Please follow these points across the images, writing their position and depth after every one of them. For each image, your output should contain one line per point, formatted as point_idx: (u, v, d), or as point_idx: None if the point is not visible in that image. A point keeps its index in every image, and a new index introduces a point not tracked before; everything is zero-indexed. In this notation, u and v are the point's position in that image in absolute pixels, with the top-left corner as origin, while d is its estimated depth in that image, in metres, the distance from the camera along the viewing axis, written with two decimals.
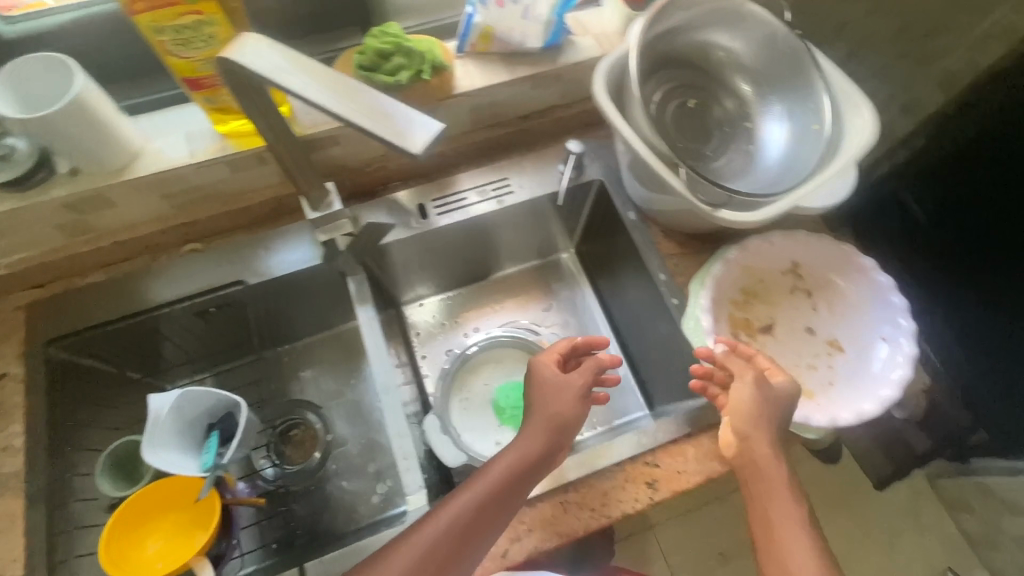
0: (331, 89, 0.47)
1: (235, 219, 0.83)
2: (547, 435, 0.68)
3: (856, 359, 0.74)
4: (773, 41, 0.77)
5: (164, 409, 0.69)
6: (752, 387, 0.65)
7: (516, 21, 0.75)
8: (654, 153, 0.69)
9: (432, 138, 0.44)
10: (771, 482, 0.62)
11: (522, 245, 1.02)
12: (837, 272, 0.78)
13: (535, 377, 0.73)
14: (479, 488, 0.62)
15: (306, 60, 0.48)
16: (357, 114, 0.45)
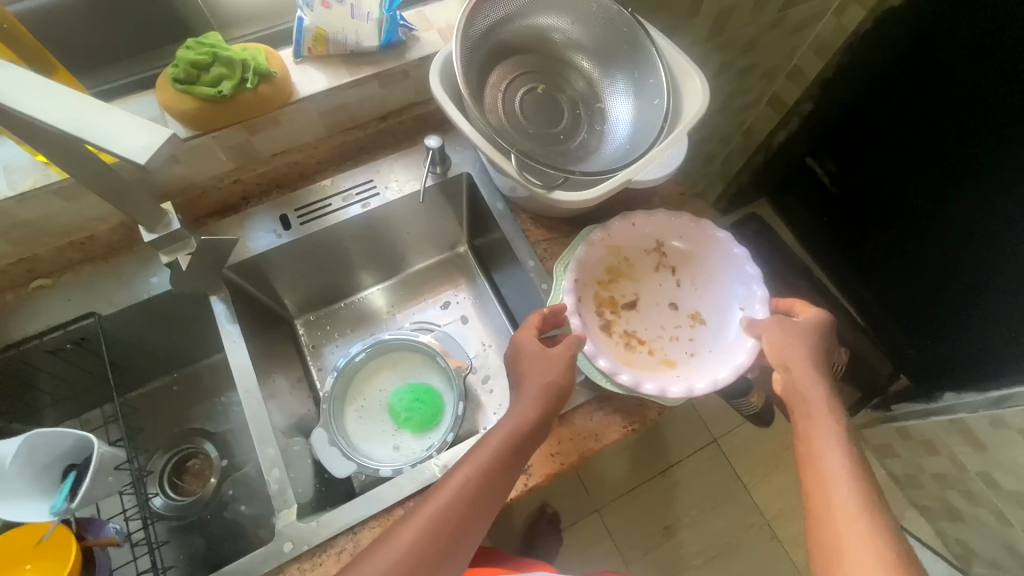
0: (65, 106, 0.44)
1: (83, 249, 0.80)
2: (529, 413, 0.64)
3: (716, 330, 0.76)
4: (609, 20, 0.78)
5: (7, 459, 0.66)
6: (778, 325, 0.70)
7: (346, 21, 0.74)
8: (487, 140, 0.69)
9: (159, 149, 0.42)
10: (811, 407, 0.66)
11: (407, 244, 1.00)
12: (698, 248, 0.80)
13: (522, 353, 0.69)
14: (462, 477, 0.61)
15: (37, 79, 0.45)
16: (82, 126, 0.43)
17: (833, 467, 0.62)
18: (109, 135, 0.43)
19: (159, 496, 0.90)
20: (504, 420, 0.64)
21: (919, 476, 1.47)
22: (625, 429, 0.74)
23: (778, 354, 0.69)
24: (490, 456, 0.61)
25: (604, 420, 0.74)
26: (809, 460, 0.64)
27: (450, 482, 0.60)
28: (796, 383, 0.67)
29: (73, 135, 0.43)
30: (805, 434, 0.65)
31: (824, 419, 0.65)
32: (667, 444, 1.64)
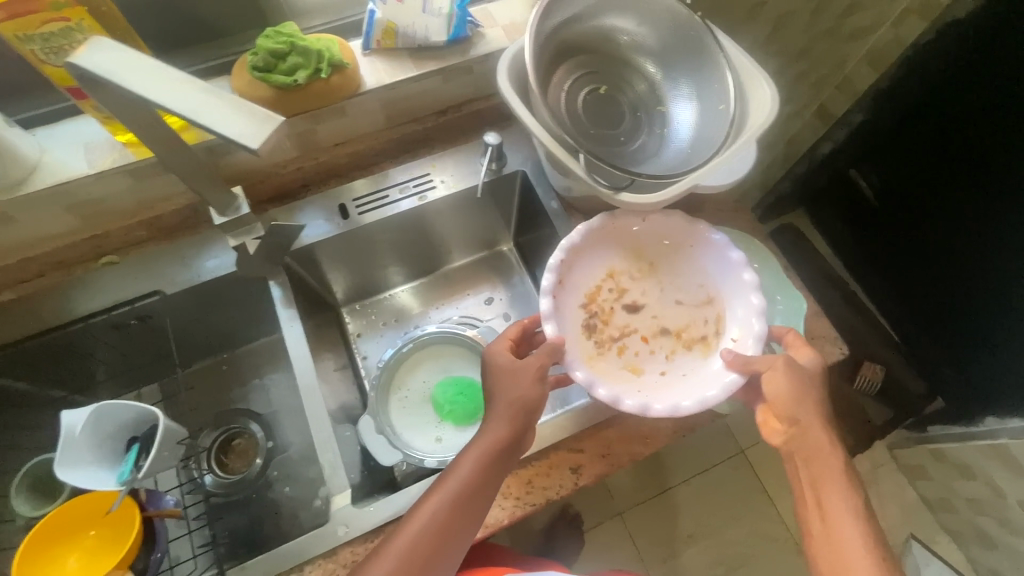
0: (173, 87, 0.46)
1: (150, 228, 0.82)
2: (497, 435, 0.64)
3: (707, 357, 0.71)
4: (677, 22, 0.77)
5: (78, 425, 0.68)
6: (787, 373, 0.63)
7: (416, 15, 0.76)
8: (554, 139, 0.69)
9: (268, 135, 0.43)
10: (817, 451, 0.63)
11: (457, 239, 1.01)
12: (699, 261, 0.75)
13: (493, 367, 0.68)
14: (433, 505, 0.61)
15: (145, 58, 0.47)
16: (197, 112, 0.44)
17: (846, 537, 0.59)
18: (216, 116, 0.44)
19: (207, 474, 0.90)
20: (473, 444, 0.64)
21: (953, 499, 1.44)
22: (675, 433, 0.74)
23: (789, 400, 0.63)
24: (460, 483, 0.62)
25: (653, 424, 0.74)
26: (819, 524, 0.61)
27: (420, 511, 0.61)
28: (810, 442, 0.63)
29: (181, 115, 0.44)
30: (815, 497, 0.62)
31: (836, 483, 0.62)
32: (693, 451, 1.63)
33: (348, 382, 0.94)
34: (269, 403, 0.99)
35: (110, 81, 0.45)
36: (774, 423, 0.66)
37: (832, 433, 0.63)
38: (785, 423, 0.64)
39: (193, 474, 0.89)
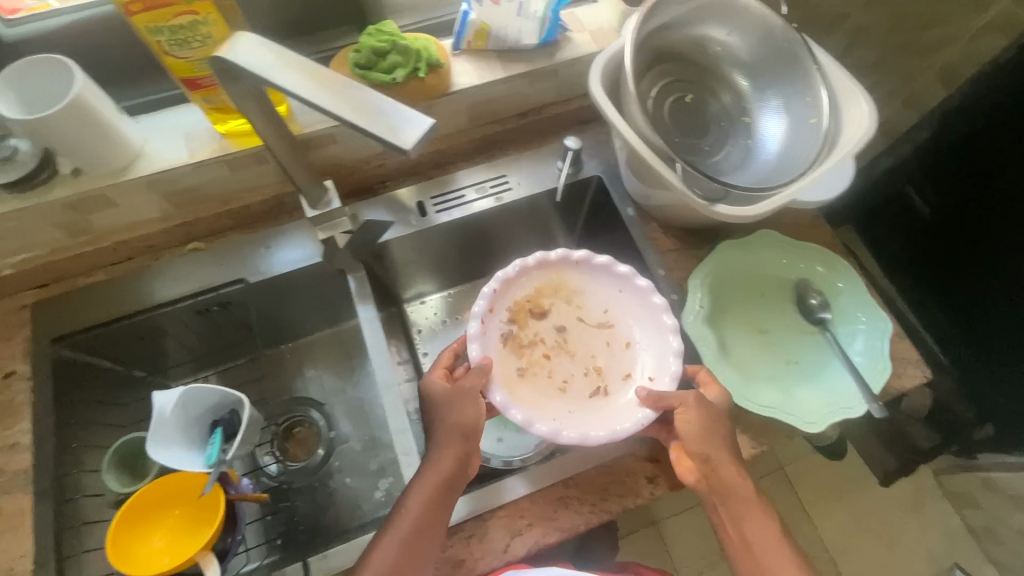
0: (323, 84, 0.46)
1: (236, 218, 0.84)
2: (443, 466, 0.64)
3: (611, 395, 0.72)
4: (772, 35, 0.76)
5: (168, 407, 0.70)
6: (697, 408, 0.65)
7: (511, 18, 0.76)
8: (648, 147, 0.70)
9: (422, 135, 0.42)
10: (746, 498, 0.65)
11: (518, 242, 0.98)
12: (617, 302, 0.77)
13: (426, 396, 0.69)
14: (389, 546, 0.61)
15: (295, 58, 0.47)
16: (346, 110, 0.44)
17: (771, 561, 0.62)
18: (370, 118, 0.44)
19: (272, 461, 0.88)
20: (420, 477, 0.65)
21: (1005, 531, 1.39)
22: (753, 449, 0.72)
23: (697, 435, 0.64)
24: (412, 517, 0.62)
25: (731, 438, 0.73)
26: (744, 552, 0.64)
27: (377, 553, 0.61)
28: (721, 475, 0.64)
29: (334, 116, 0.45)
30: (736, 526, 0.65)
31: (751, 509, 0.64)
32: None
33: (412, 380, 0.88)
34: (342, 392, 0.94)
35: (267, 81, 0.46)
36: (686, 457, 0.67)
37: (746, 473, 0.65)
38: (695, 458, 0.65)
39: (260, 462, 0.88)
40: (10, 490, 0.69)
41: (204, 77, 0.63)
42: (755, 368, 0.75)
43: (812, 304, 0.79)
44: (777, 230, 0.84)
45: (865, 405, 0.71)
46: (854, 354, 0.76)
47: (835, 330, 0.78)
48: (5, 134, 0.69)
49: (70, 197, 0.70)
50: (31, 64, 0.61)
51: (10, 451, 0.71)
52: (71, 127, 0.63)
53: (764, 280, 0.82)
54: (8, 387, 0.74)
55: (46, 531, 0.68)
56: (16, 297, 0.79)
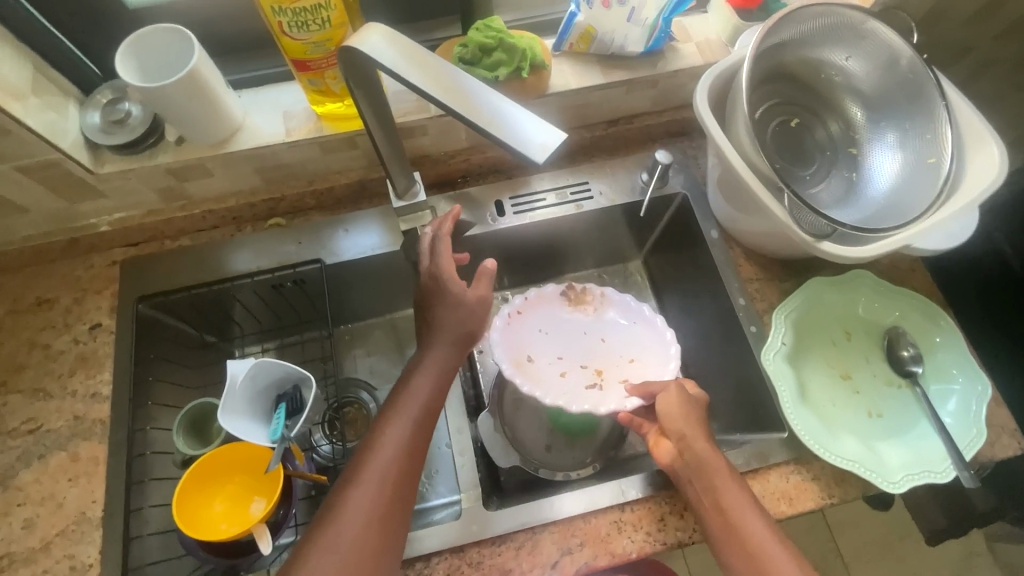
0: (456, 83, 0.45)
1: (318, 198, 0.84)
2: (445, 357, 0.65)
3: (605, 390, 0.76)
4: (896, 65, 0.71)
5: (241, 375, 0.71)
6: (678, 392, 0.65)
7: (620, 23, 0.74)
8: (753, 172, 0.68)
9: (555, 149, 0.42)
10: (718, 474, 0.60)
11: (584, 251, 0.94)
12: (627, 328, 0.82)
13: (433, 289, 0.67)
14: (400, 429, 0.60)
15: (424, 53, 0.47)
16: (472, 111, 0.44)
17: (749, 527, 0.57)
18: (500, 124, 0.43)
19: (326, 442, 0.85)
20: (422, 368, 0.64)
21: None
22: (823, 499, 0.69)
23: (677, 415, 0.63)
24: (419, 404, 0.62)
25: (800, 484, 0.69)
26: (722, 523, 0.58)
27: (388, 436, 0.59)
28: (694, 447, 0.61)
29: (463, 118, 0.44)
30: (713, 498, 0.59)
31: (724, 478, 0.60)
32: None
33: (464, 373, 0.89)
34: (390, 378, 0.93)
35: (396, 76, 0.46)
36: (664, 437, 0.64)
37: (715, 444, 0.62)
38: (672, 434, 0.62)
39: (313, 440, 0.85)
40: (89, 438, 0.73)
41: (316, 60, 0.64)
42: (835, 416, 0.71)
43: (903, 356, 0.74)
44: (871, 271, 0.80)
45: (954, 471, 0.66)
46: (945, 414, 0.71)
47: (925, 385, 0.73)
48: (118, 97, 0.73)
49: (172, 163, 0.73)
50: (151, 32, 0.63)
51: (91, 399, 0.74)
52: (184, 98, 0.65)
53: (850, 322, 0.78)
54: (95, 338, 0.78)
55: (118, 482, 0.70)
56: (107, 252, 0.82)
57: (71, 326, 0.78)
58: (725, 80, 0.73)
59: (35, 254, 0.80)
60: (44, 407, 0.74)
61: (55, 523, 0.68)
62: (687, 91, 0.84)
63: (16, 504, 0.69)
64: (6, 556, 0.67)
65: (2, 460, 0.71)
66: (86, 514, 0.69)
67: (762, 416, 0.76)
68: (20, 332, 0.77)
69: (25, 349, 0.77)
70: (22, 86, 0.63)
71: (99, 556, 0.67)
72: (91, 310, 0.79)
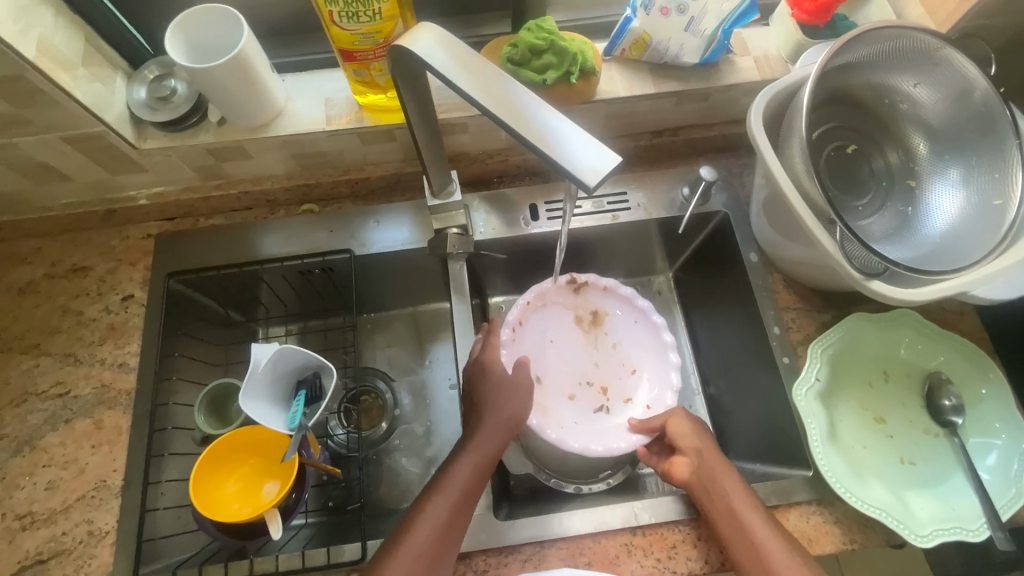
0: (509, 95, 0.44)
1: (353, 187, 0.84)
2: (491, 445, 0.65)
3: (611, 414, 0.77)
4: (967, 96, 0.67)
5: (263, 361, 0.68)
6: (686, 414, 0.69)
7: (677, 32, 0.71)
8: (804, 201, 0.65)
9: (606, 174, 0.41)
10: (720, 476, 0.63)
11: (614, 262, 0.91)
12: (629, 325, 0.82)
13: (483, 386, 0.69)
14: (438, 511, 0.60)
15: (478, 61, 0.46)
16: (522, 126, 0.43)
17: (757, 530, 0.59)
18: (552, 143, 0.42)
19: (341, 431, 0.85)
20: (471, 449, 0.65)
21: None
22: (843, 544, 0.66)
23: (690, 433, 0.67)
24: (460, 489, 0.62)
25: (820, 526, 0.67)
26: (733, 527, 0.60)
27: (426, 518, 0.59)
28: (709, 462, 0.65)
29: (514, 133, 0.43)
30: (725, 504, 0.61)
31: (737, 488, 0.62)
32: None
33: None
34: (410, 371, 0.90)
35: (446, 81, 0.45)
36: (679, 455, 0.67)
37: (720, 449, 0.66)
38: (689, 449, 0.66)
39: (329, 428, 0.85)
40: (113, 407, 0.74)
41: (362, 51, 0.64)
42: (865, 460, 0.69)
43: (943, 405, 0.71)
44: (917, 311, 0.76)
45: (988, 530, 0.63)
46: (983, 470, 0.67)
47: (964, 437, 0.70)
48: (165, 74, 0.73)
49: (212, 143, 0.73)
50: (202, 11, 0.63)
51: (118, 369, 0.76)
52: (229, 80, 0.64)
53: (889, 363, 0.74)
54: (125, 309, 0.79)
55: (138, 453, 0.71)
56: (143, 225, 0.83)
57: (103, 295, 0.79)
58: (781, 100, 0.69)
59: (74, 221, 0.81)
60: (72, 372, 0.75)
61: (75, 487, 0.70)
62: (738, 106, 0.81)
63: (40, 465, 0.71)
64: (29, 514, 0.69)
65: (30, 420, 0.73)
66: (106, 482, 0.70)
67: (787, 450, 0.73)
68: (55, 296, 0.79)
69: (59, 313, 0.78)
70: (73, 57, 0.64)
71: (115, 524, 0.69)
72: (124, 281, 0.80)
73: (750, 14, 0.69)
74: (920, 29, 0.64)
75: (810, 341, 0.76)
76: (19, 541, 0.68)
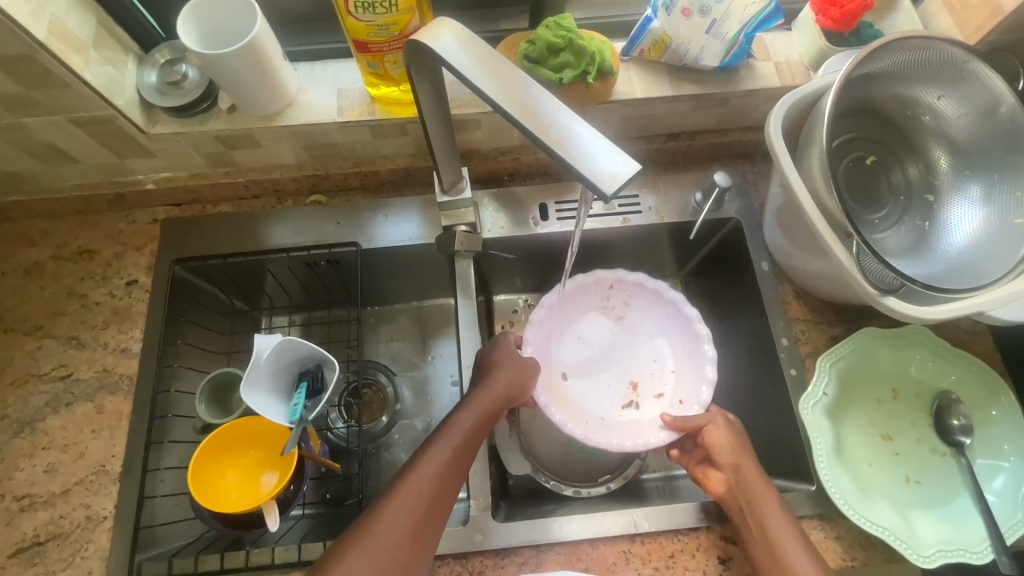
0: (528, 97, 0.44)
1: (363, 180, 0.83)
2: (494, 399, 0.64)
3: (639, 410, 0.76)
4: (993, 112, 0.65)
5: (267, 351, 0.67)
6: (726, 428, 0.67)
7: (698, 34, 0.69)
8: (822, 213, 0.64)
9: (626, 181, 0.40)
10: (760, 500, 0.61)
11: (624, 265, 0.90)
12: (658, 320, 0.80)
13: (490, 355, 0.70)
14: (441, 452, 0.59)
15: (497, 59, 0.45)
16: (542, 130, 0.42)
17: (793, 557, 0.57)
18: (570, 149, 0.42)
19: (342, 424, 0.85)
20: (470, 403, 0.63)
21: None
22: (844, 561, 0.65)
23: (729, 447, 0.65)
24: (460, 437, 0.60)
25: (821, 543, 0.66)
26: (766, 548, 0.59)
27: (430, 457, 0.58)
28: (746, 478, 0.63)
29: (534, 137, 0.43)
30: (761, 526, 0.60)
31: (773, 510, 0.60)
32: None
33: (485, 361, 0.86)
34: (412, 366, 0.90)
35: (463, 77, 0.45)
36: (716, 470, 0.66)
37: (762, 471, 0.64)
38: (725, 466, 0.64)
39: (329, 421, 0.85)
40: (115, 392, 0.74)
41: (378, 43, 0.63)
42: (870, 477, 0.68)
43: (952, 425, 0.70)
44: (931, 329, 0.75)
45: (992, 554, 0.62)
46: (989, 492, 0.67)
47: (972, 458, 0.69)
48: (177, 58, 0.72)
49: (223, 130, 0.72)
50: None
51: (120, 354, 0.76)
52: (242, 67, 0.63)
53: (900, 380, 0.73)
54: (130, 294, 0.78)
55: (139, 439, 0.72)
56: (150, 210, 0.83)
57: (108, 279, 0.79)
58: (802, 107, 0.68)
59: (82, 204, 0.81)
60: (75, 355, 0.75)
61: (75, 471, 0.70)
62: (757, 112, 0.79)
63: (41, 447, 0.71)
64: (28, 496, 0.69)
65: (31, 402, 0.73)
66: (105, 467, 0.70)
67: (791, 463, 0.72)
68: (60, 279, 0.79)
69: (64, 296, 0.78)
70: (85, 39, 0.63)
71: (113, 509, 0.69)
72: (129, 266, 0.80)
73: (774, 19, 0.67)
74: (949, 41, 0.63)
75: (819, 354, 0.75)
76: (18, 523, 0.68)
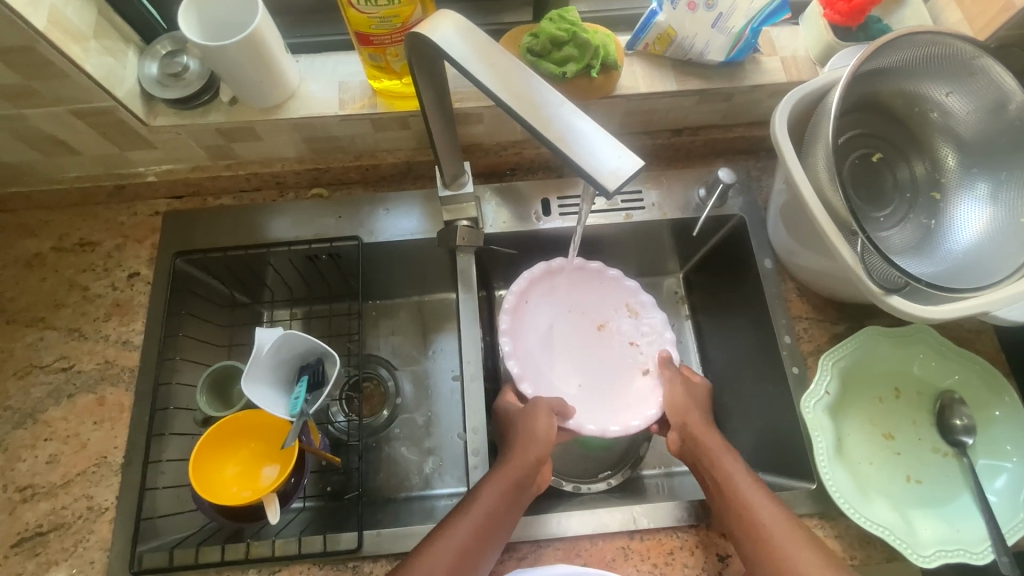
0: (534, 96, 0.43)
1: (364, 173, 0.83)
2: (518, 468, 0.63)
3: (619, 322, 0.80)
4: (1002, 109, 0.64)
5: (267, 345, 0.66)
6: (678, 386, 0.73)
7: (702, 29, 0.69)
8: (826, 211, 0.63)
9: (628, 177, 0.40)
10: (713, 454, 0.65)
11: (626, 261, 0.90)
12: (557, 289, 0.80)
13: (512, 421, 0.70)
14: (460, 531, 0.58)
15: (498, 51, 0.45)
16: (546, 127, 0.42)
17: (753, 504, 0.60)
18: (573, 146, 0.41)
19: (342, 417, 0.85)
20: (494, 476, 0.63)
21: None
22: (843, 560, 0.66)
23: (680, 407, 0.71)
24: (483, 512, 0.60)
25: (821, 542, 0.66)
26: (723, 499, 0.62)
27: (445, 538, 0.57)
28: (699, 436, 0.67)
29: (538, 134, 0.42)
30: (717, 480, 0.63)
31: (743, 476, 0.63)
32: None
33: (487, 346, 0.86)
34: (412, 360, 0.89)
35: (465, 72, 0.44)
36: (670, 430, 0.71)
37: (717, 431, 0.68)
38: (676, 426, 0.70)
39: (329, 414, 0.85)
40: (116, 384, 0.74)
41: (379, 34, 0.62)
42: (869, 476, 0.68)
43: (954, 425, 0.69)
44: (935, 328, 0.74)
45: (992, 554, 0.62)
46: (991, 492, 0.66)
47: (974, 458, 0.68)
48: (178, 49, 0.72)
49: (223, 123, 0.72)
50: None
51: (121, 346, 0.76)
52: (242, 59, 0.63)
53: (902, 379, 0.73)
54: (130, 286, 0.78)
55: (139, 431, 0.72)
56: (150, 202, 0.83)
57: (109, 271, 0.79)
58: (808, 103, 0.67)
59: (83, 195, 0.80)
60: (77, 347, 0.75)
61: (76, 462, 0.70)
62: (761, 108, 0.79)
63: (43, 438, 0.71)
64: (30, 486, 0.69)
65: (33, 394, 0.73)
66: (106, 458, 0.71)
67: (791, 461, 0.72)
68: (62, 270, 0.79)
69: (65, 287, 0.78)
70: (84, 29, 0.63)
71: (114, 501, 0.69)
72: (130, 258, 0.80)
73: (780, 14, 0.66)
74: (958, 36, 0.62)
75: (821, 353, 0.75)
76: (20, 513, 0.68)
